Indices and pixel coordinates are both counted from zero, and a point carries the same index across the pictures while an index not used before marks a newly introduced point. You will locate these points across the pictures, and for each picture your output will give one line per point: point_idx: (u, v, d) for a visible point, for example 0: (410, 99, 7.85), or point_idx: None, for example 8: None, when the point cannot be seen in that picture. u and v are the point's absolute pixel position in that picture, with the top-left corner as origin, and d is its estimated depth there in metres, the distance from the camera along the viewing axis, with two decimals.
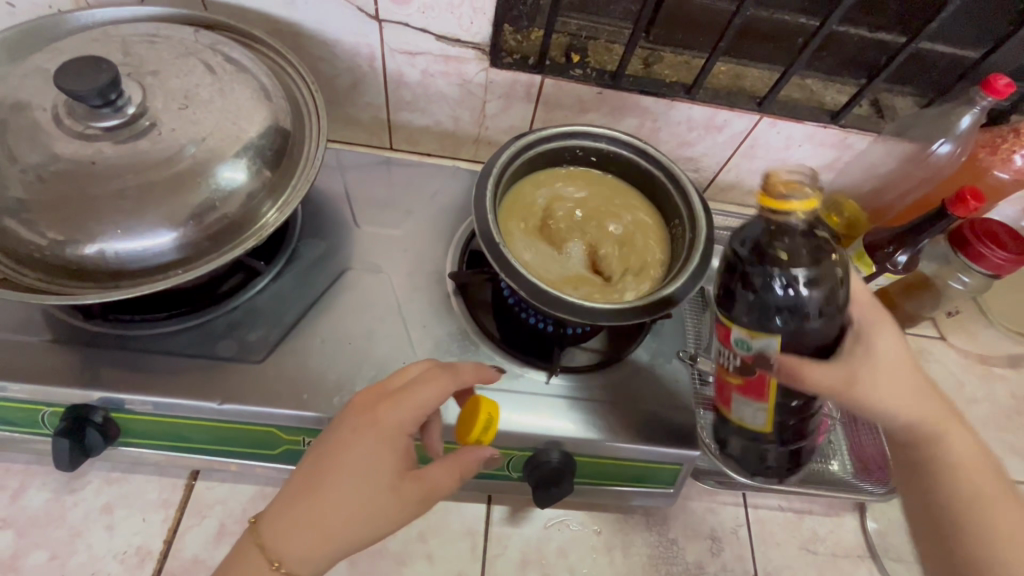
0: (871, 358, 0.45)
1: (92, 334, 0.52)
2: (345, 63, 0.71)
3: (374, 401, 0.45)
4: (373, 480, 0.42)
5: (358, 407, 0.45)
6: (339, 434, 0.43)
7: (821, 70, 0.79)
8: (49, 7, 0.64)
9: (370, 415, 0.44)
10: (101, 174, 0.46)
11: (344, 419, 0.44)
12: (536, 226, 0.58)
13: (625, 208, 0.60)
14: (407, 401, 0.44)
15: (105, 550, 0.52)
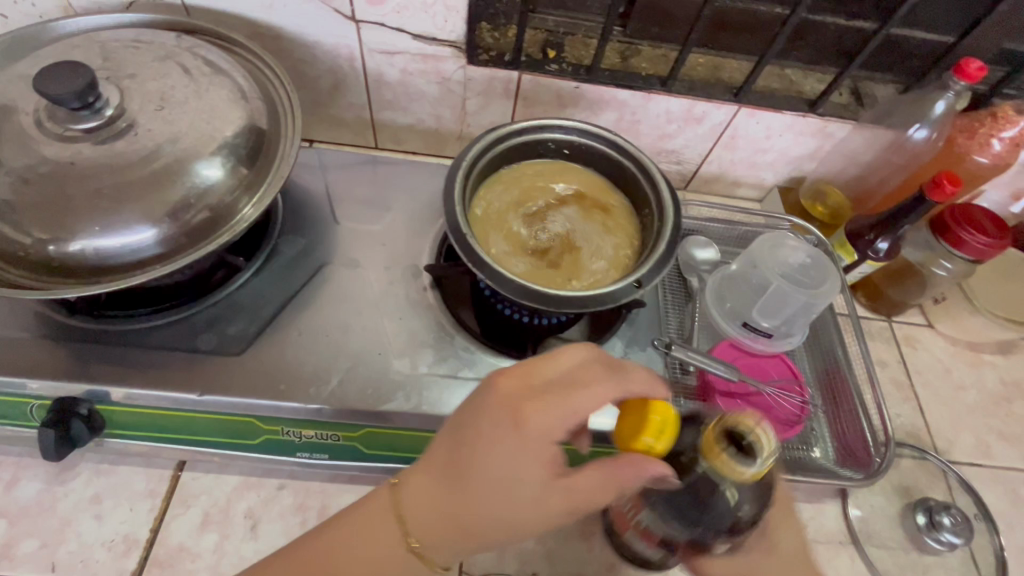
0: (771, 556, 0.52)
1: (77, 329, 0.54)
2: (325, 64, 0.73)
3: (522, 399, 0.43)
4: (516, 484, 0.42)
5: (504, 399, 0.44)
6: (485, 430, 0.43)
7: (799, 59, 0.77)
8: (39, 16, 0.66)
9: (520, 417, 0.42)
10: (80, 174, 0.48)
11: (484, 412, 0.44)
12: (508, 221, 0.59)
13: (594, 198, 0.62)
14: (557, 405, 0.43)
15: (94, 539, 0.54)
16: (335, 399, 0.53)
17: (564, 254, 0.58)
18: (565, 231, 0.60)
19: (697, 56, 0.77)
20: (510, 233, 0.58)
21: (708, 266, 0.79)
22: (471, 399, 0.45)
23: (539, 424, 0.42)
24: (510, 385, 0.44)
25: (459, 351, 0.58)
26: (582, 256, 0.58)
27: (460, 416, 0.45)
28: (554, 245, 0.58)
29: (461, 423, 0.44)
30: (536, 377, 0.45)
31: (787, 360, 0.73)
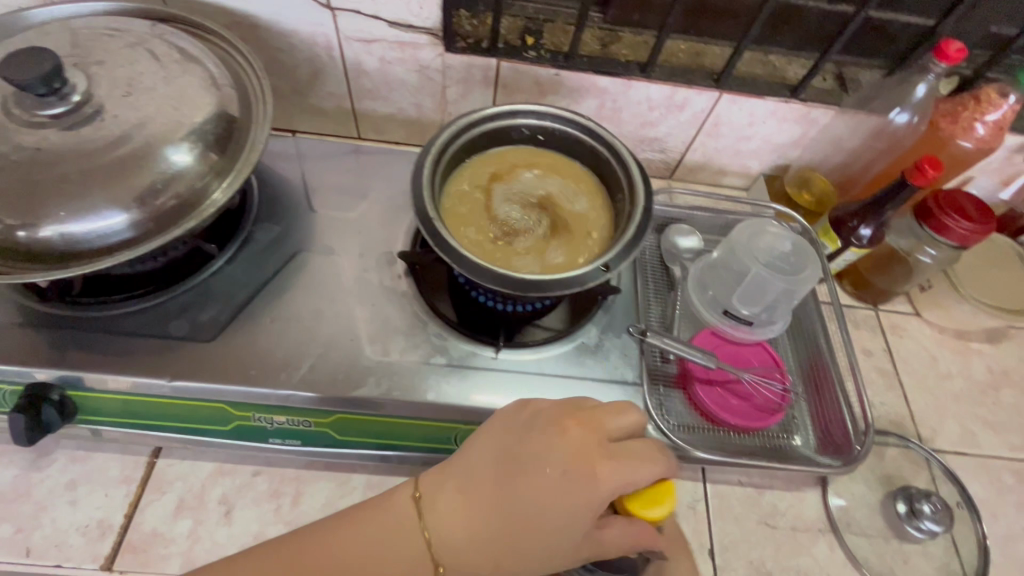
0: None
1: (50, 315, 0.54)
2: (303, 53, 0.73)
3: (593, 446, 0.46)
4: (566, 525, 0.44)
5: (576, 440, 0.46)
6: (554, 468, 0.45)
7: (781, 45, 0.77)
8: (16, 7, 0.66)
9: (590, 466, 0.45)
10: (47, 159, 0.48)
11: (553, 445, 0.46)
12: (499, 241, 0.57)
13: (520, 170, 0.62)
14: (624, 460, 0.46)
15: (68, 524, 0.55)
16: (305, 385, 0.53)
17: (560, 218, 0.60)
18: (529, 200, 0.60)
19: (678, 43, 0.76)
20: (514, 247, 0.57)
21: (690, 254, 0.79)
22: (533, 428, 0.47)
23: (608, 476, 0.45)
24: (580, 428, 0.47)
25: (432, 338, 0.58)
26: (564, 207, 0.60)
27: (523, 442, 0.46)
28: (546, 221, 0.59)
29: (524, 450, 0.46)
30: (606, 428, 0.48)
31: (769, 348, 0.72)
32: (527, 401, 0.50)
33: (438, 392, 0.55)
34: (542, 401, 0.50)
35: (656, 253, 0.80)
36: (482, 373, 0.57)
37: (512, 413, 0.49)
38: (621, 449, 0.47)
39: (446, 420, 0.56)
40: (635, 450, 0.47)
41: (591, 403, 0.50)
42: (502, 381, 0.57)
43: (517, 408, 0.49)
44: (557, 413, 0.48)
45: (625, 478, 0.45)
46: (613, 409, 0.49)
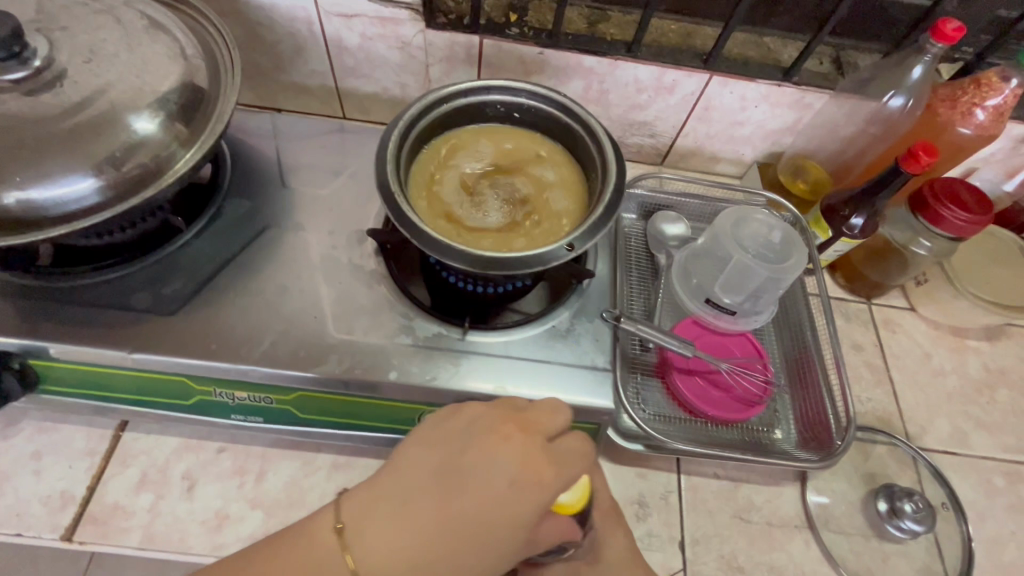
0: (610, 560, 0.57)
1: (14, 284, 0.54)
2: (283, 28, 0.71)
3: (534, 450, 0.44)
4: (501, 536, 0.42)
5: (518, 447, 0.44)
6: (495, 478, 0.43)
7: (776, 27, 0.75)
8: None
9: (531, 471, 0.43)
10: (6, 124, 0.47)
11: (494, 454, 0.43)
12: (525, 208, 0.58)
13: (439, 193, 0.57)
14: (564, 460, 0.46)
15: (30, 494, 0.55)
16: (266, 361, 0.53)
17: (502, 167, 0.60)
18: (472, 185, 0.58)
19: (668, 23, 0.74)
20: (538, 197, 0.59)
21: (677, 241, 0.77)
22: (473, 437, 0.45)
23: (552, 478, 0.44)
24: (520, 435, 0.45)
25: (399, 317, 0.57)
26: (486, 167, 0.60)
27: (463, 453, 0.44)
28: (505, 177, 0.59)
29: (464, 460, 0.43)
30: (545, 429, 0.46)
31: (752, 339, 0.70)
32: (463, 406, 0.48)
33: (401, 371, 0.54)
34: (478, 405, 0.47)
35: (641, 240, 0.78)
36: (448, 355, 0.56)
37: (447, 421, 0.47)
38: (562, 449, 0.46)
39: (409, 401, 0.55)
40: (575, 448, 0.47)
41: (528, 405, 0.48)
42: (467, 363, 0.56)
43: (451, 415, 0.47)
44: (495, 418, 0.46)
45: (565, 479, 0.45)
46: (549, 410, 0.48)
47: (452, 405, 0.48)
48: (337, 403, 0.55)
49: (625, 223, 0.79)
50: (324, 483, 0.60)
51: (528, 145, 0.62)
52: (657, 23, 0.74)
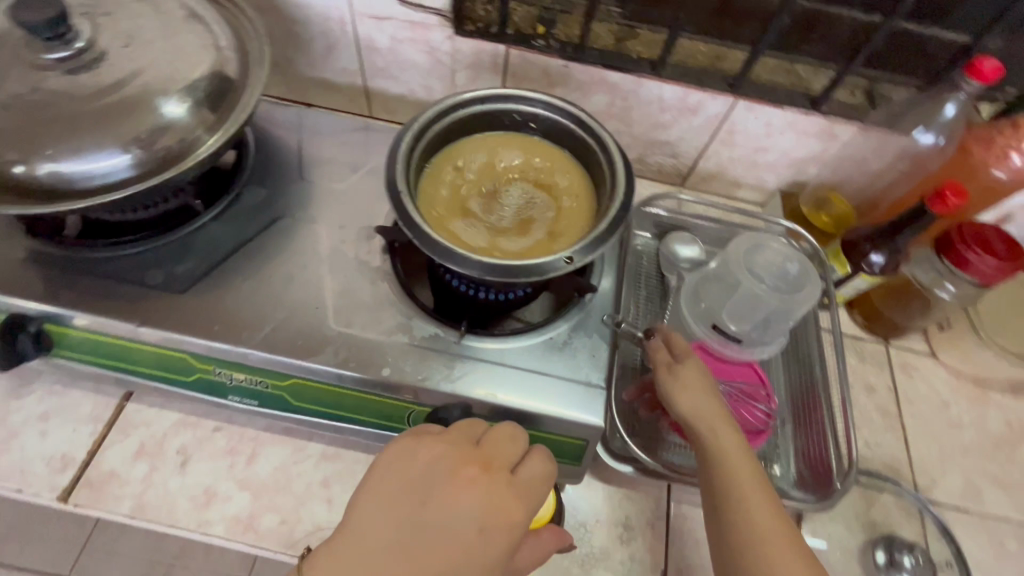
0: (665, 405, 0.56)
1: (40, 252, 0.57)
2: (317, 26, 0.74)
3: (498, 489, 0.45)
4: None
5: (483, 490, 0.45)
6: (463, 525, 0.43)
7: (810, 54, 0.72)
8: None
9: (499, 513, 0.45)
10: (45, 101, 0.50)
11: (460, 498, 0.44)
12: (521, 171, 0.61)
13: (537, 247, 0.55)
14: (527, 492, 0.47)
15: (35, 452, 0.58)
16: (264, 346, 0.54)
17: (479, 202, 0.58)
18: (501, 219, 0.57)
19: (698, 44, 0.73)
20: (496, 171, 0.60)
21: (689, 264, 0.75)
22: (437, 481, 0.45)
23: (520, 512, 0.45)
24: (484, 476, 0.46)
25: (398, 315, 0.58)
26: (480, 220, 0.57)
27: (427, 503, 0.44)
28: (492, 198, 0.59)
29: (429, 510, 0.43)
30: (507, 463, 0.47)
31: (757, 369, 0.68)
32: (417, 445, 0.47)
33: (394, 369, 0.55)
34: (435, 441, 0.47)
35: (653, 259, 0.77)
36: (442, 357, 0.56)
37: (405, 464, 0.46)
38: (525, 481, 0.47)
39: (400, 399, 0.55)
40: (541, 478, 0.48)
41: (487, 436, 0.49)
42: (461, 367, 0.56)
43: (404, 458, 0.46)
44: (455, 460, 0.46)
45: (532, 510, 0.47)
46: (510, 438, 0.49)
47: (405, 442, 0.47)
48: (330, 394, 0.56)
49: (638, 241, 0.78)
50: (312, 471, 0.60)
51: (443, 169, 0.59)
52: (685, 44, 0.73)
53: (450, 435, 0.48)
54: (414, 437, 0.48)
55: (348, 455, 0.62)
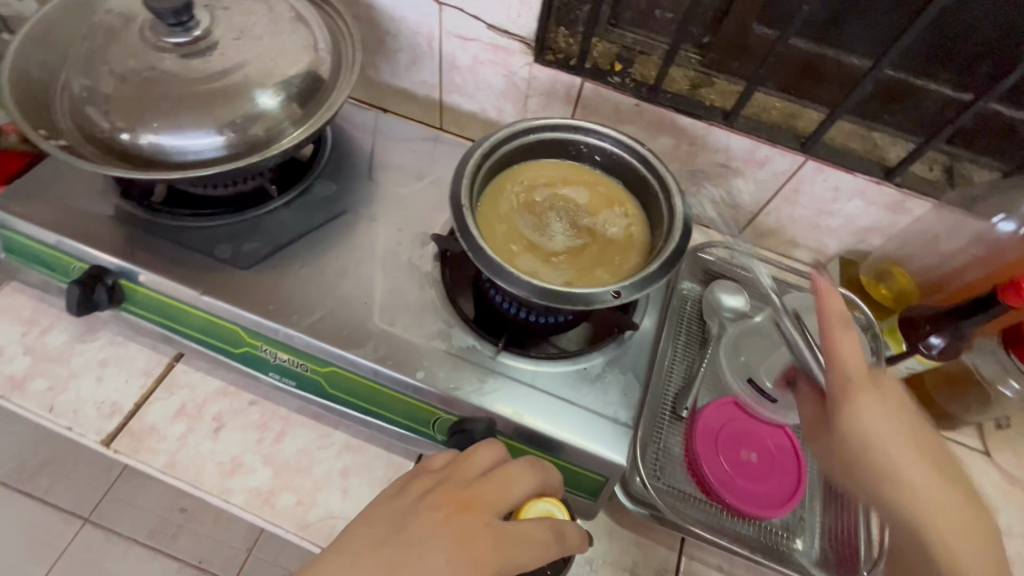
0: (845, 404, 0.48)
1: (126, 212, 0.62)
2: (406, 39, 0.78)
3: (476, 528, 0.45)
4: None
5: (457, 526, 0.44)
6: (432, 554, 0.43)
7: (890, 124, 0.70)
8: None
9: (470, 549, 0.43)
10: (158, 79, 0.55)
11: (432, 531, 0.44)
12: (523, 239, 0.58)
13: (590, 182, 0.63)
14: (508, 539, 0.45)
15: (89, 394, 0.62)
16: (310, 331, 0.56)
17: (599, 246, 0.59)
18: (583, 219, 0.61)
19: (772, 99, 0.72)
20: (567, 258, 0.58)
21: (733, 314, 0.73)
22: (418, 512, 0.45)
23: (488, 557, 0.43)
24: (464, 512, 0.45)
25: (440, 322, 0.60)
26: (606, 236, 0.60)
27: (402, 529, 0.44)
28: (586, 244, 0.59)
29: (403, 535, 0.44)
30: (491, 505, 0.47)
31: (791, 436, 0.66)
32: (414, 481, 0.49)
33: (428, 374, 0.56)
34: (429, 477, 0.49)
35: (697, 305, 0.76)
36: (476, 369, 0.57)
37: (397, 496, 0.47)
38: (507, 528, 0.45)
39: (429, 403, 0.56)
40: (524, 529, 0.46)
41: (481, 475, 0.49)
42: (492, 383, 0.56)
43: (397, 492, 0.48)
44: (439, 495, 0.46)
45: (506, 560, 0.44)
46: (503, 482, 0.48)
47: (403, 478, 0.49)
48: (364, 387, 0.58)
49: (684, 286, 0.77)
50: (333, 459, 0.62)
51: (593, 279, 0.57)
52: (762, 98, 0.72)
53: (445, 471, 0.49)
54: (413, 475, 0.50)
55: (368, 450, 0.63)
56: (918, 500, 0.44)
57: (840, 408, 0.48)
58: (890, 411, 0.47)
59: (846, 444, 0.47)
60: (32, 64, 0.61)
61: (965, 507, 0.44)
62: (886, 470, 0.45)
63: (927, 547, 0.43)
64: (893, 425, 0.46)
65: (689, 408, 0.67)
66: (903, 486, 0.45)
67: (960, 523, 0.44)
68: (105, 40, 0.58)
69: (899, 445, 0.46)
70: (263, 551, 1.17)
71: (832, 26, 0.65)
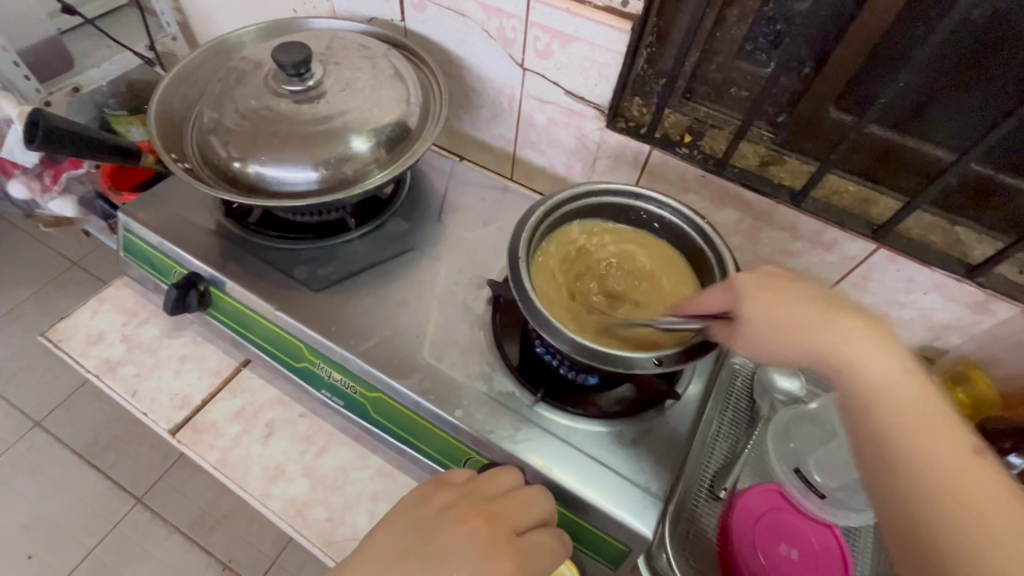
0: (740, 324, 0.47)
1: (225, 228, 0.70)
2: (489, 97, 0.84)
3: (500, 545, 0.47)
4: None
5: (484, 541, 0.47)
6: (459, 565, 0.45)
7: (976, 220, 0.66)
8: (293, 11, 0.90)
9: (496, 562, 0.46)
10: (272, 119, 0.64)
11: (460, 542, 0.46)
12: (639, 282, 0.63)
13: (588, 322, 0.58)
14: (527, 556, 0.48)
15: (167, 385, 0.69)
16: (363, 355, 0.60)
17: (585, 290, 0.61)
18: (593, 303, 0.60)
19: (846, 182, 0.71)
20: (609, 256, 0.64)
21: (785, 397, 0.71)
22: (444, 523, 0.48)
23: (515, 571, 0.46)
24: (489, 526, 0.48)
25: (484, 363, 0.62)
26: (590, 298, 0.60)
27: (429, 540, 0.47)
28: (595, 283, 0.61)
29: (431, 546, 0.46)
30: (514, 522, 0.49)
31: (840, 538, 0.60)
32: (437, 491, 0.51)
33: (466, 413, 0.58)
34: (451, 490, 0.51)
35: (748, 382, 0.73)
36: (512, 415, 0.58)
37: (423, 505, 0.50)
38: (528, 545, 0.48)
39: (462, 442, 0.58)
40: (542, 542, 0.49)
41: (503, 494, 0.50)
42: (526, 431, 0.57)
43: (420, 501, 0.50)
44: (464, 507, 0.49)
45: (527, 573, 0.47)
46: (525, 502, 0.50)
47: (425, 487, 0.52)
48: (405, 415, 0.60)
49: (736, 359, 0.75)
50: (366, 482, 0.65)
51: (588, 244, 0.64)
52: (834, 180, 0.70)
53: (467, 486, 0.51)
54: (436, 485, 0.52)
55: (399, 477, 0.65)
56: (854, 353, 0.42)
57: (747, 305, 0.47)
58: (799, 295, 0.46)
59: (751, 338, 0.46)
60: (174, 99, 0.72)
61: (898, 359, 0.41)
62: (811, 342, 0.44)
63: (880, 426, 0.40)
64: (803, 302, 0.45)
65: (728, 490, 0.65)
66: (831, 354, 0.43)
67: (913, 398, 0.40)
68: (236, 83, 0.68)
69: (812, 317, 0.44)
70: (286, 561, 1.19)
71: (914, 115, 0.63)
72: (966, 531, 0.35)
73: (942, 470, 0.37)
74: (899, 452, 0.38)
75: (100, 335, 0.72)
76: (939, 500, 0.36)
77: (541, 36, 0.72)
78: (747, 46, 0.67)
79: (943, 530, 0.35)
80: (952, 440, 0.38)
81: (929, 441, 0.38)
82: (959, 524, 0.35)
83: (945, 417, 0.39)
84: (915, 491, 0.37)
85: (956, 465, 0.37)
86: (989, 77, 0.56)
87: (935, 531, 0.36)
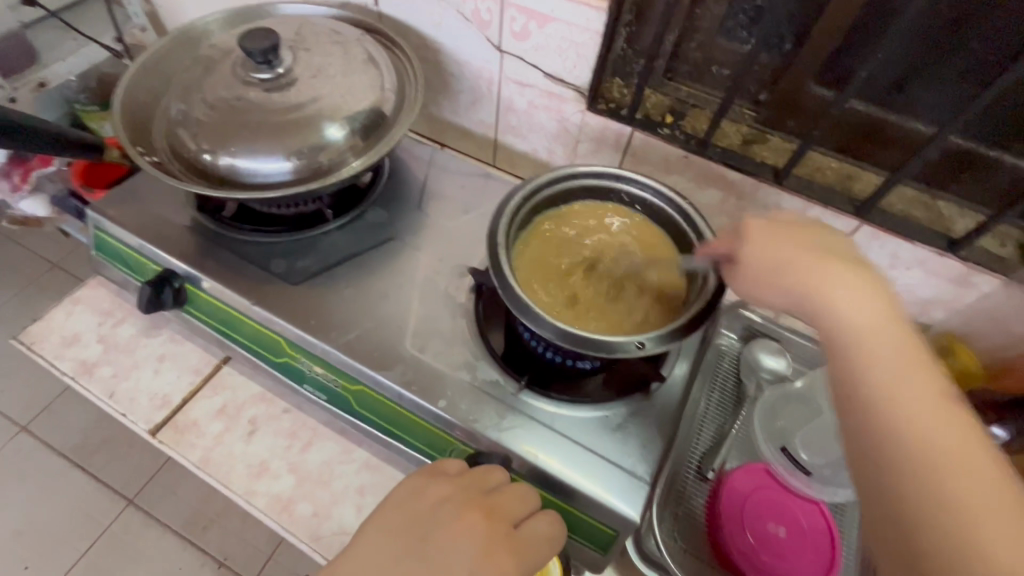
0: (744, 269, 0.49)
1: (199, 223, 0.68)
2: (468, 82, 0.82)
3: (497, 540, 0.47)
4: None
5: (480, 537, 0.46)
6: (457, 564, 0.45)
7: (957, 194, 0.66)
8: None
9: (495, 558, 0.46)
10: (241, 109, 0.62)
11: (455, 539, 0.46)
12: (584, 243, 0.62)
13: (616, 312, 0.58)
14: (524, 548, 0.48)
15: (146, 384, 0.68)
16: (345, 347, 0.60)
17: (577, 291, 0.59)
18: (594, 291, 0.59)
19: (829, 159, 0.70)
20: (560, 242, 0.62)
21: (771, 375, 0.70)
22: (440, 520, 0.47)
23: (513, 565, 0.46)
24: (485, 522, 0.47)
25: (467, 353, 0.61)
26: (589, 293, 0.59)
27: (426, 539, 0.46)
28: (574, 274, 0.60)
29: (428, 546, 0.46)
30: (510, 516, 0.49)
31: (827, 514, 0.60)
32: (429, 484, 0.50)
33: (450, 404, 0.57)
34: (445, 484, 0.50)
35: (734, 363, 0.73)
36: (496, 404, 0.58)
37: (415, 499, 0.49)
38: (525, 537, 0.48)
39: (447, 433, 0.58)
40: (540, 531, 0.49)
41: (497, 488, 0.50)
42: (512, 419, 0.57)
43: (414, 495, 0.49)
44: (459, 504, 0.48)
45: (524, 567, 0.47)
46: (519, 495, 0.50)
47: (417, 480, 0.51)
48: (389, 408, 0.60)
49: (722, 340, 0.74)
50: (353, 475, 0.64)
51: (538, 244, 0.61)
52: (817, 157, 0.70)
53: (460, 479, 0.50)
54: (430, 476, 0.51)
55: (386, 469, 0.65)
56: (839, 295, 0.42)
57: (752, 248, 0.48)
58: (795, 241, 0.47)
59: (747, 279, 0.48)
60: (140, 91, 0.69)
61: (884, 303, 0.42)
62: (800, 284, 0.44)
63: (861, 374, 0.39)
64: (796, 247, 0.46)
65: (716, 470, 0.65)
66: (823, 298, 0.43)
67: (893, 344, 0.40)
68: (203, 73, 0.66)
69: (810, 262, 0.45)
70: (282, 557, 1.19)
71: (894, 89, 0.62)
72: (938, 486, 0.34)
73: (916, 418, 0.37)
74: (877, 396, 0.38)
75: (76, 337, 0.71)
76: (916, 444, 0.36)
77: (517, 16, 0.70)
78: (727, 23, 0.66)
79: (909, 474, 0.36)
80: (931, 387, 0.38)
81: (911, 391, 0.38)
82: (928, 475, 0.35)
83: (927, 366, 0.39)
84: (891, 438, 0.37)
85: (931, 416, 0.37)
86: (969, 48, 0.56)
87: (905, 475, 0.36)
